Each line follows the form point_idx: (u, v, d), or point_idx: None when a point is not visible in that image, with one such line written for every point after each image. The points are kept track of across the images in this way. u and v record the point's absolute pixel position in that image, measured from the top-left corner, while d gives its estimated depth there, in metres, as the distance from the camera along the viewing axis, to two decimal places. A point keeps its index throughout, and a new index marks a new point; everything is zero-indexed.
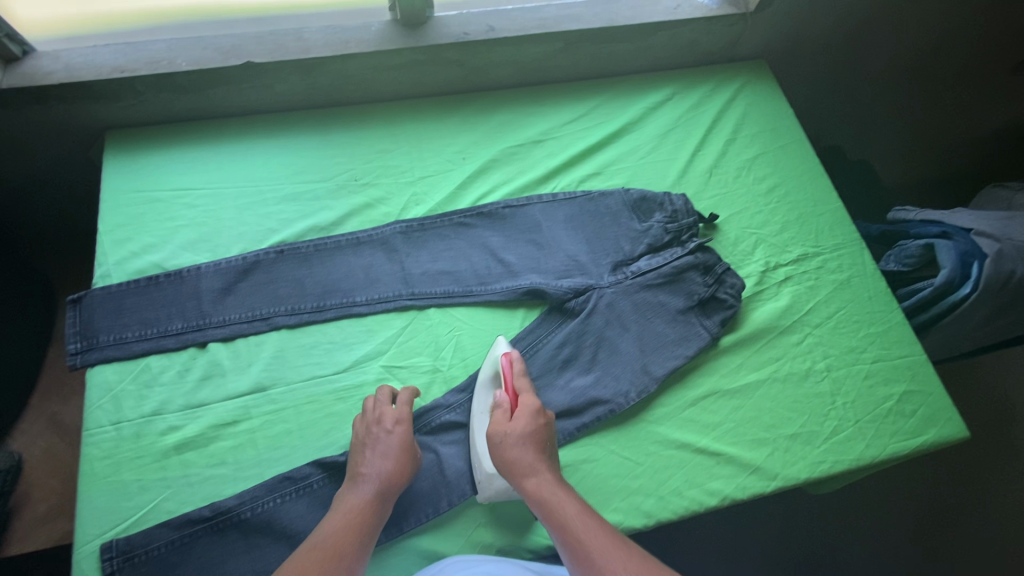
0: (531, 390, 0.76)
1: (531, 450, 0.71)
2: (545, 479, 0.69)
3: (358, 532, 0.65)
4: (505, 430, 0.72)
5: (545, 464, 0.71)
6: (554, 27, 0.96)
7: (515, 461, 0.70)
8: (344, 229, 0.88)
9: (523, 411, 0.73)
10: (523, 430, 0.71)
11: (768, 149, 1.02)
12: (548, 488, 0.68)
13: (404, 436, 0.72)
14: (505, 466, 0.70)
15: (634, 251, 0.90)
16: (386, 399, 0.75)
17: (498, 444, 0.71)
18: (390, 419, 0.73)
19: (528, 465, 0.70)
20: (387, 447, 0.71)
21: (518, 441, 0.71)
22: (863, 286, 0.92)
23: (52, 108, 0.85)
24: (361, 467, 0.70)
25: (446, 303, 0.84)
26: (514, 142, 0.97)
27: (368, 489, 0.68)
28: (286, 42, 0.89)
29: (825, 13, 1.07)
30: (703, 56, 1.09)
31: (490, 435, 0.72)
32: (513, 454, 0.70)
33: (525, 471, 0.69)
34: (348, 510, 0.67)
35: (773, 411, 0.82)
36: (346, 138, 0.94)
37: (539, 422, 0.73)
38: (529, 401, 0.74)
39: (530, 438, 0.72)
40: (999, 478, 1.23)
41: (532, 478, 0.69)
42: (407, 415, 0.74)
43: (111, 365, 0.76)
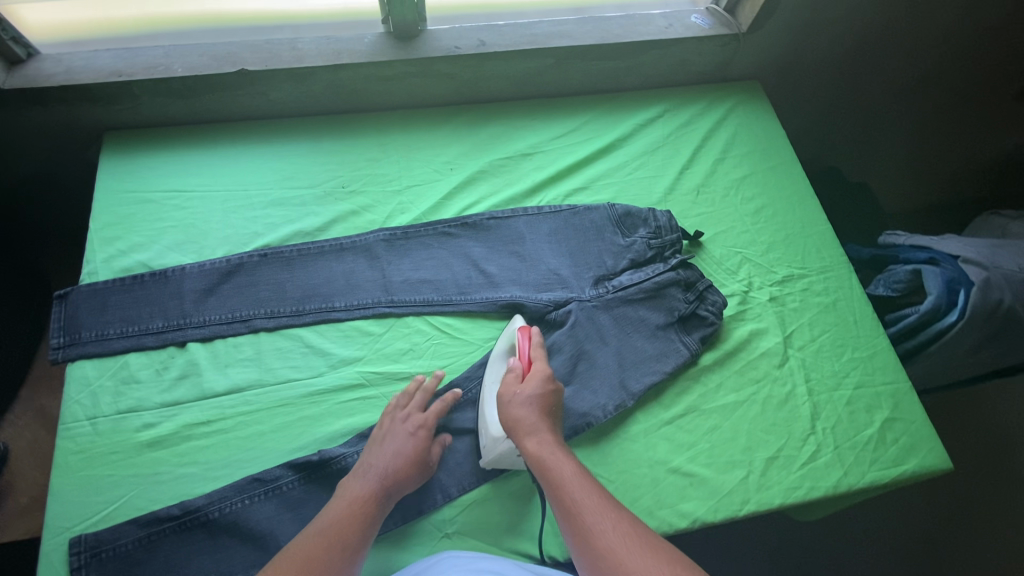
0: (544, 359, 0.77)
1: (536, 411, 0.71)
2: (544, 438, 0.69)
3: (361, 525, 0.66)
4: (514, 391, 0.73)
5: (548, 427, 0.71)
6: (545, 44, 0.97)
7: (520, 420, 0.70)
8: (329, 234, 0.89)
9: (534, 374, 0.75)
10: (532, 392, 0.72)
11: (757, 169, 1.02)
12: (547, 449, 0.68)
13: (422, 441, 0.73)
14: (509, 424, 0.71)
15: (616, 266, 0.90)
16: (413, 402, 0.76)
17: (506, 402, 0.72)
18: (414, 422, 0.74)
19: (532, 425, 0.70)
20: (403, 447, 0.72)
21: (526, 401, 0.72)
22: (849, 309, 0.91)
23: (51, 109, 0.88)
24: (375, 460, 0.71)
25: (425, 311, 0.85)
26: (502, 155, 0.98)
27: (376, 485, 0.69)
28: (280, 52, 0.92)
29: (819, 36, 1.07)
30: (695, 76, 1.10)
31: (500, 395, 0.74)
32: (518, 413, 0.71)
33: (527, 431, 0.69)
34: (353, 500, 0.67)
35: (751, 434, 0.81)
36: (337, 146, 0.96)
37: (547, 388, 0.74)
38: (540, 367, 0.76)
39: (537, 401, 0.72)
40: (992, 512, 1.20)
41: (534, 437, 0.69)
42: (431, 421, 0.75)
43: (91, 361, 0.77)
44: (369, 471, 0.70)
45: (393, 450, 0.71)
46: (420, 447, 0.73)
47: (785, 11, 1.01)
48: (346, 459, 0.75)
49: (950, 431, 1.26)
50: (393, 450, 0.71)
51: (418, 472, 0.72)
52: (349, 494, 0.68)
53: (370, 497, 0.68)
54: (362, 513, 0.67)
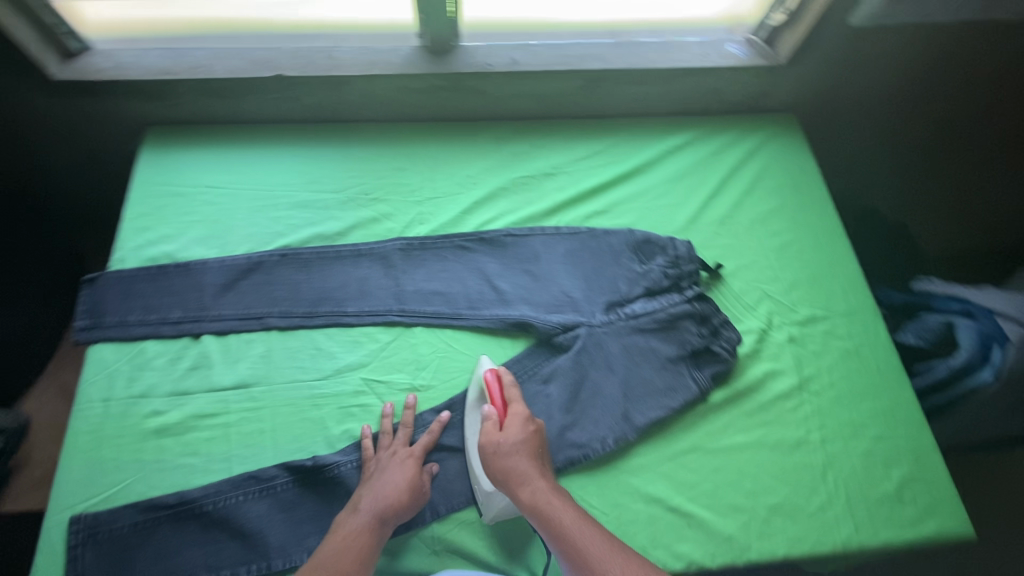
0: (520, 400, 0.77)
1: (526, 457, 0.71)
2: (537, 485, 0.69)
3: (357, 559, 0.65)
4: (497, 441, 0.72)
5: (538, 470, 0.71)
6: (576, 65, 0.97)
7: (510, 469, 0.70)
8: (348, 240, 0.90)
9: (512, 420, 0.74)
10: (514, 438, 0.72)
11: (786, 204, 0.99)
12: (542, 494, 0.68)
13: (414, 469, 0.74)
14: (500, 476, 0.70)
15: (630, 293, 0.88)
16: (402, 431, 0.77)
17: (493, 454, 0.71)
18: (404, 452, 0.75)
19: (523, 473, 0.69)
20: (398, 478, 0.72)
21: (512, 449, 0.71)
22: (872, 356, 0.86)
23: (100, 101, 0.93)
24: (369, 490, 0.71)
25: (434, 323, 0.85)
26: (524, 173, 0.99)
27: (371, 512, 0.69)
28: (317, 59, 0.94)
29: (862, 73, 1.05)
30: (729, 105, 1.08)
31: (483, 448, 0.72)
32: (507, 463, 0.70)
33: (520, 480, 0.69)
34: (348, 533, 0.67)
35: (757, 479, 0.78)
36: (364, 153, 0.98)
37: (530, 431, 0.73)
38: (516, 410, 0.75)
39: (523, 446, 0.72)
40: None
41: (527, 486, 0.68)
42: (421, 450, 0.76)
43: (110, 345, 0.80)
44: (363, 505, 0.69)
45: (386, 479, 0.72)
46: (414, 476, 0.73)
47: (826, 45, 0.98)
48: (340, 467, 0.76)
49: (976, 493, 1.19)
50: (387, 482, 0.71)
51: (414, 501, 0.71)
52: (344, 529, 0.67)
53: (366, 529, 0.67)
54: (358, 547, 0.66)
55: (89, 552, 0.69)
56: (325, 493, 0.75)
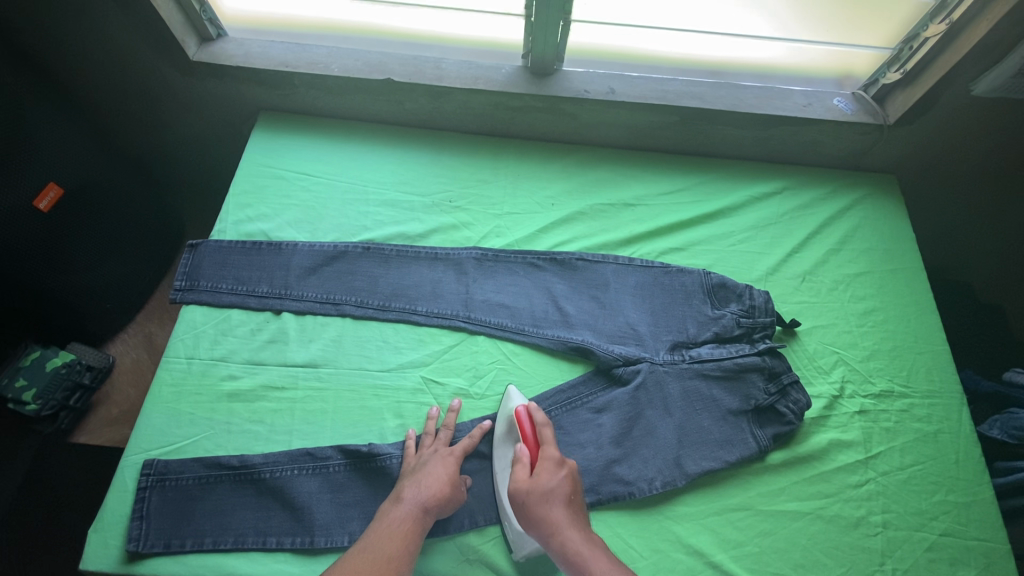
0: (553, 441, 0.75)
1: (559, 504, 0.69)
2: (569, 534, 0.67)
3: (402, 552, 0.66)
4: (529, 487, 0.70)
5: (573, 516, 0.69)
6: (674, 101, 0.97)
7: (543, 517, 0.68)
8: (427, 242, 0.94)
9: (544, 464, 0.72)
10: (547, 484, 0.70)
11: (874, 269, 0.95)
12: (576, 542, 0.67)
13: (453, 465, 0.75)
14: (532, 524, 0.69)
15: (697, 336, 0.87)
16: (444, 427, 0.79)
17: (523, 502, 0.70)
18: (444, 447, 0.77)
19: (555, 521, 0.68)
20: (442, 477, 0.73)
21: (545, 494, 0.70)
22: (952, 445, 0.81)
23: (224, 83, 1.01)
24: (410, 483, 0.73)
25: (497, 335, 0.86)
26: (605, 201, 0.99)
27: (413, 505, 0.70)
28: (425, 68, 0.99)
29: (978, 142, 0.99)
30: (824, 159, 1.05)
31: (515, 495, 0.71)
32: (539, 509, 0.69)
33: (552, 528, 0.68)
34: (393, 521, 0.69)
35: (807, 551, 0.74)
36: (452, 161, 1.01)
37: (562, 475, 0.72)
38: (548, 452, 0.73)
39: (557, 492, 0.70)
40: None
41: (560, 535, 0.67)
42: (462, 447, 0.77)
43: (201, 308, 0.86)
44: (407, 497, 0.71)
45: (429, 472, 0.73)
46: (454, 473, 0.75)
47: (941, 111, 0.94)
48: (391, 459, 0.78)
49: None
50: (432, 479, 0.73)
51: (454, 498, 0.73)
52: (388, 518, 0.69)
53: (409, 521, 0.69)
54: (402, 536, 0.68)
55: (156, 496, 0.74)
56: (373, 481, 0.78)
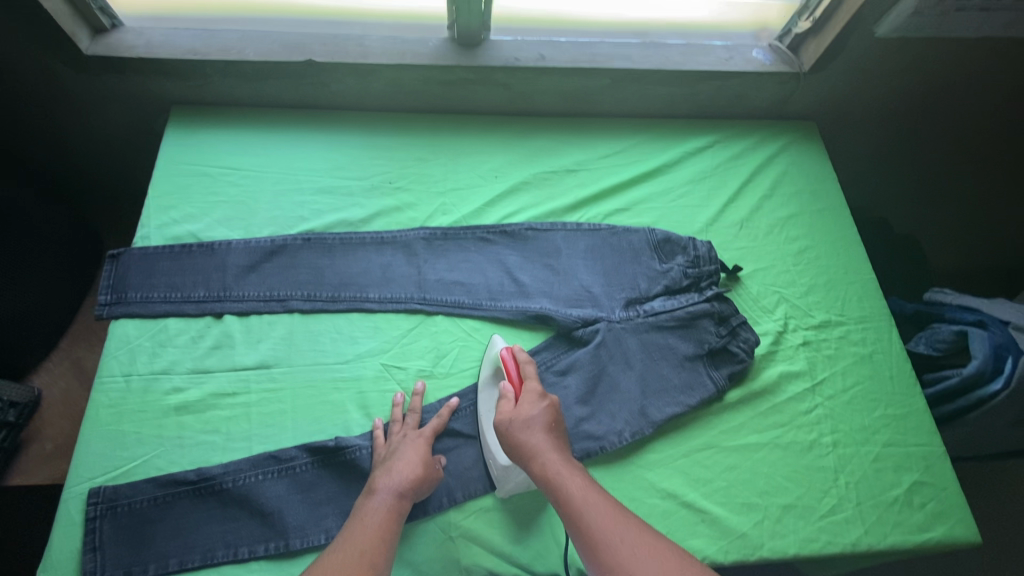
0: (536, 375, 0.76)
1: (540, 431, 0.71)
2: (549, 457, 0.68)
3: (378, 544, 0.65)
4: (511, 416, 0.72)
5: (553, 443, 0.70)
6: (604, 64, 0.98)
7: (524, 443, 0.69)
8: (371, 227, 0.91)
9: (526, 395, 0.73)
10: (528, 414, 0.72)
11: (804, 210, 1.00)
12: (554, 465, 0.68)
13: (423, 449, 0.74)
14: (513, 448, 0.70)
15: (649, 290, 0.89)
16: (410, 412, 0.77)
17: (505, 428, 0.71)
18: (412, 433, 0.75)
19: (536, 447, 0.69)
20: (417, 460, 0.72)
21: (525, 422, 0.71)
22: (886, 363, 0.87)
23: (128, 78, 0.93)
24: (380, 475, 0.71)
25: (455, 312, 0.85)
26: (548, 168, 1.00)
27: (385, 496, 0.69)
28: (347, 46, 0.94)
29: (884, 83, 1.06)
30: (749, 110, 1.09)
31: (499, 425, 0.72)
32: (518, 436, 0.70)
33: (532, 451, 0.69)
34: (366, 515, 0.67)
35: (770, 478, 0.79)
36: (389, 142, 0.98)
37: (543, 404, 0.73)
38: (531, 385, 0.74)
39: (538, 420, 0.71)
40: None
41: (539, 458, 0.68)
42: (430, 430, 0.76)
43: (132, 321, 0.80)
44: (384, 486, 0.70)
45: (399, 460, 0.72)
46: (426, 457, 0.73)
47: (849, 55, 0.99)
48: (360, 450, 0.76)
49: (975, 507, 1.23)
50: (407, 463, 0.72)
51: (428, 482, 0.72)
52: (367, 511, 0.68)
53: (389, 511, 0.68)
54: (384, 526, 0.66)
55: (107, 525, 0.69)
56: (344, 476, 0.75)
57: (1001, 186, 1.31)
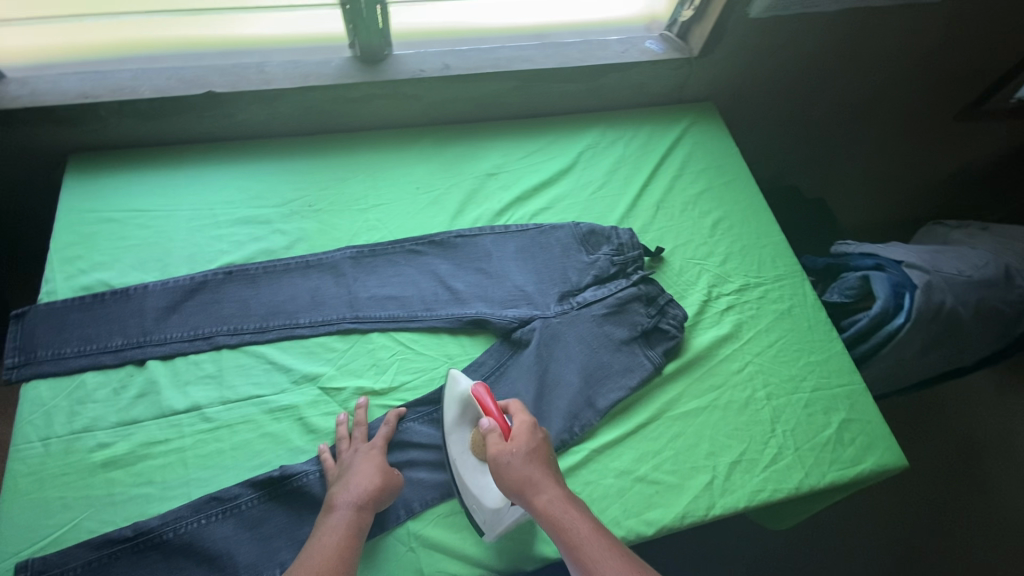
0: (523, 409, 0.75)
1: (540, 465, 0.69)
2: (553, 494, 0.67)
3: (339, 561, 0.63)
4: (507, 452, 0.69)
5: (552, 479, 0.68)
6: (507, 67, 1.01)
7: (526, 477, 0.67)
8: (294, 252, 0.90)
9: (518, 430, 0.71)
10: (524, 451, 0.69)
11: (712, 186, 1.06)
12: (557, 507, 0.66)
13: (377, 458, 0.73)
14: (511, 486, 0.68)
15: (581, 281, 0.91)
16: (359, 425, 0.76)
17: (502, 467, 0.68)
18: (364, 443, 0.74)
19: (538, 482, 0.67)
20: (375, 471, 0.71)
21: (523, 460, 0.68)
22: (804, 316, 0.93)
23: (14, 130, 0.88)
24: (336, 490, 0.69)
25: (390, 327, 0.84)
26: (466, 174, 1.01)
27: (343, 511, 0.67)
28: (248, 74, 0.93)
29: (768, 60, 1.14)
30: (651, 98, 1.15)
31: (495, 461, 0.69)
32: (519, 474, 0.68)
33: (534, 490, 0.67)
34: (326, 534, 0.66)
35: (713, 439, 0.82)
36: (304, 166, 0.97)
37: (537, 438, 0.71)
38: (521, 420, 0.72)
39: (537, 454, 0.70)
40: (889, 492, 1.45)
41: (542, 495, 0.66)
42: (381, 437, 0.75)
43: (45, 381, 0.76)
44: (342, 501, 0.68)
45: (354, 472, 0.71)
46: (381, 465, 0.72)
47: (733, 37, 1.06)
48: (307, 476, 0.73)
49: None
50: (365, 475, 0.70)
51: (387, 490, 0.71)
52: (327, 527, 0.66)
53: (349, 525, 0.66)
54: (345, 540, 0.65)
55: None
56: (292, 505, 0.72)
57: (876, 140, 1.49)
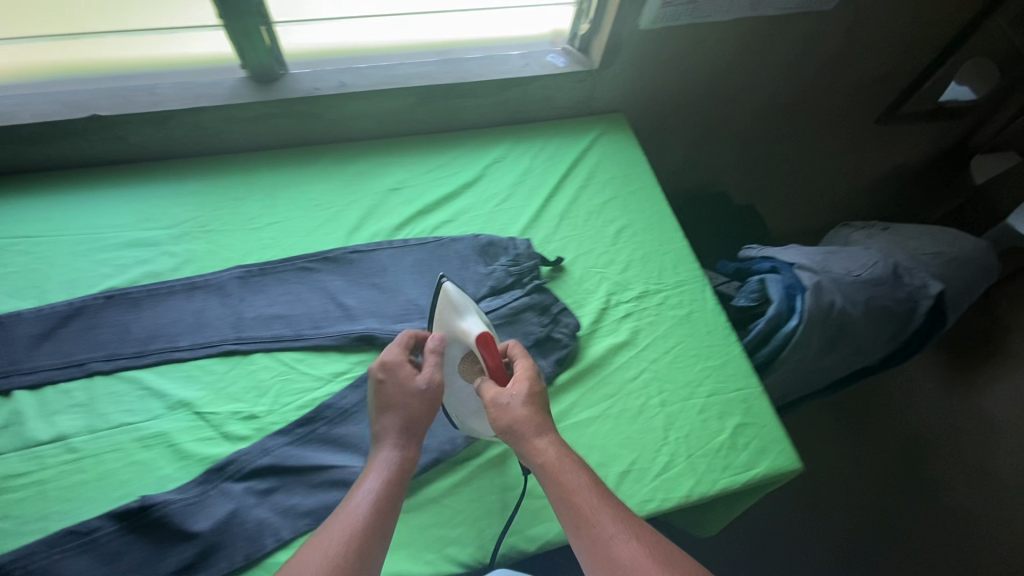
0: (526, 355, 0.73)
1: (539, 410, 0.68)
2: (553, 441, 0.66)
3: (390, 496, 0.64)
4: (507, 395, 0.68)
5: (550, 426, 0.68)
6: (405, 84, 1.00)
7: (526, 419, 0.66)
8: (180, 274, 0.87)
9: (519, 375, 0.69)
10: (525, 394, 0.68)
11: (619, 195, 1.06)
12: (556, 455, 0.65)
13: (410, 383, 0.70)
14: (510, 428, 0.66)
15: (476, 293, 0.90)
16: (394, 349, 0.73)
17: (502, 407, 0.67)
18: (391, 368, 0.71)
19: (538, 426, 0.67)
20: (408, 397, 0.69)
21: (523, 403, 0.67)
22: (702, 320, 0.93)
23: None
24: (379, 426, 0.69)
25: (274, 347, 0.82)
26: (368, 190, 1.00)
27: (389, 449, 0.68)
28: (136, 97, 0.92)
29: (674, 69, 1.14)
30: (561, 110, 1.15)
31: (494, 404, 0.68)
32: (519, 416, 0.66)
33: (535, 433, 0.66)
34: (374, 472, 0.66)
35: (603, 449, 0.81)
36: (199, 187, 0.96)
37: (538, 384, 0.70)
38: (524, 365, 0.71)
39: (537, 401, 0.69)
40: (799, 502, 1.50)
41: (545, 438, 0.66)
42: (405, 360, 0.72)
43: None
44: (384, 438, 0.68)
45: (395, 402, 0.69)
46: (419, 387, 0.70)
47: (631, 49, 1.06)
48: (171, 505, 0.70)
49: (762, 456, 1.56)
50: (400, 405, 0.69)
51: (428, 411, 0.70)
52: (373, 467, 0.67)
53: (399, 463, 0.67)
54: (392, 476, 0.66)
55: None
56: (155, 537, 0.68)
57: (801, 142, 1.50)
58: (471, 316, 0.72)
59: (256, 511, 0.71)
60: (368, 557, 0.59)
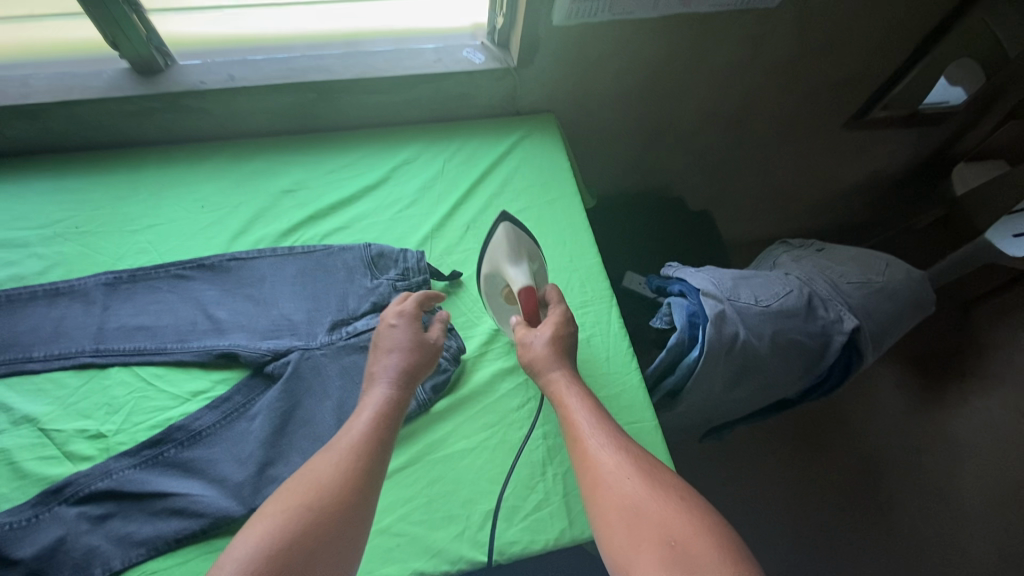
0: (559, 303, 0.80)
1: (559, 348, 0.75)
2: (563, 372, 0.72)
3: (383, 428, 0.65)
4: (532, 336, 0.76)
5: (568, 364, 0.74)
6: (300, 78, 0.93)
7: (544, 355, 0.74)
8: (45, 279, 0.83)
9: (551, 320, 0.77)
10: (548, 336, 0.75)
11: (533, 203, 0.99)
12: (565, 384, 0.71)
13: (409, 330, 0.75)
14: (531, 365, 0.74)
15: (357, 309, 0.84)
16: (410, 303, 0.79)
17: (527, 345, 0.76)
18: (399, 316, 0.76)
19: (551, 361, 0.73)
20: (408, 343, 0.73)
21: (545, 343, 0.74)
22: (602, 345, 0.87)
23: None
24: (376, 367, 0.71)
25: (134, 361, 0.78)
26: (261, 191, 0.95)
27: (383, 385, 0.69)
28: (5, 88, 0.87)
29: (604, 68, 1.05)
30: (481, 108, 1.08)
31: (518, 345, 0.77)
32: (538, 354, 0.74)
33: (549, 366, 0.73)
34: (369, 402, 0.67)
35: (473, 484, 0.75)
36: (81, 185, 0.92)
37: (566, 330, 0.77)
38: (556, 313, 0.78)
39: (562, 342, 0.75)
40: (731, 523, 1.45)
41: (553, 369, 0.72)
42: (412, 310, 0.78)
43: None
44: (380, 375, 0.70)
45: (394, 343, 0.73)
46: (417, 336, 0.75)
47: (550, 46, 0.97)
48: None
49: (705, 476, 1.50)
50: (398, 349, 0.73)
51: (426, 359, 0.74)
52: (369, 399, 0.68)
53: (388, 398, 0.68)
54: (388, 408, 0.67)
55: None
56: None
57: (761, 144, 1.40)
58: (522, 266, 0.82)
59: (88, 539, 0.66)
60: (372, 461, 0.61)
